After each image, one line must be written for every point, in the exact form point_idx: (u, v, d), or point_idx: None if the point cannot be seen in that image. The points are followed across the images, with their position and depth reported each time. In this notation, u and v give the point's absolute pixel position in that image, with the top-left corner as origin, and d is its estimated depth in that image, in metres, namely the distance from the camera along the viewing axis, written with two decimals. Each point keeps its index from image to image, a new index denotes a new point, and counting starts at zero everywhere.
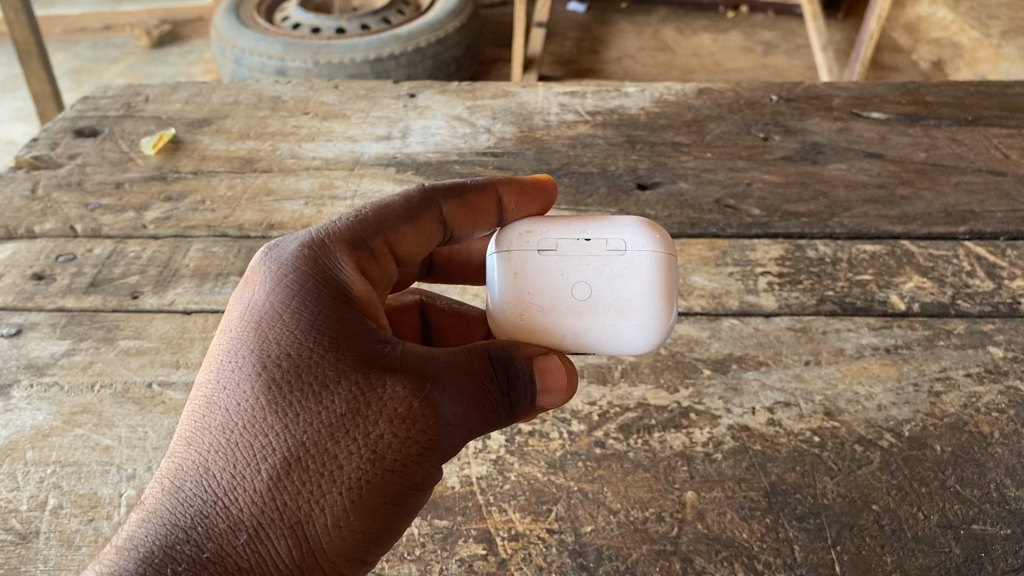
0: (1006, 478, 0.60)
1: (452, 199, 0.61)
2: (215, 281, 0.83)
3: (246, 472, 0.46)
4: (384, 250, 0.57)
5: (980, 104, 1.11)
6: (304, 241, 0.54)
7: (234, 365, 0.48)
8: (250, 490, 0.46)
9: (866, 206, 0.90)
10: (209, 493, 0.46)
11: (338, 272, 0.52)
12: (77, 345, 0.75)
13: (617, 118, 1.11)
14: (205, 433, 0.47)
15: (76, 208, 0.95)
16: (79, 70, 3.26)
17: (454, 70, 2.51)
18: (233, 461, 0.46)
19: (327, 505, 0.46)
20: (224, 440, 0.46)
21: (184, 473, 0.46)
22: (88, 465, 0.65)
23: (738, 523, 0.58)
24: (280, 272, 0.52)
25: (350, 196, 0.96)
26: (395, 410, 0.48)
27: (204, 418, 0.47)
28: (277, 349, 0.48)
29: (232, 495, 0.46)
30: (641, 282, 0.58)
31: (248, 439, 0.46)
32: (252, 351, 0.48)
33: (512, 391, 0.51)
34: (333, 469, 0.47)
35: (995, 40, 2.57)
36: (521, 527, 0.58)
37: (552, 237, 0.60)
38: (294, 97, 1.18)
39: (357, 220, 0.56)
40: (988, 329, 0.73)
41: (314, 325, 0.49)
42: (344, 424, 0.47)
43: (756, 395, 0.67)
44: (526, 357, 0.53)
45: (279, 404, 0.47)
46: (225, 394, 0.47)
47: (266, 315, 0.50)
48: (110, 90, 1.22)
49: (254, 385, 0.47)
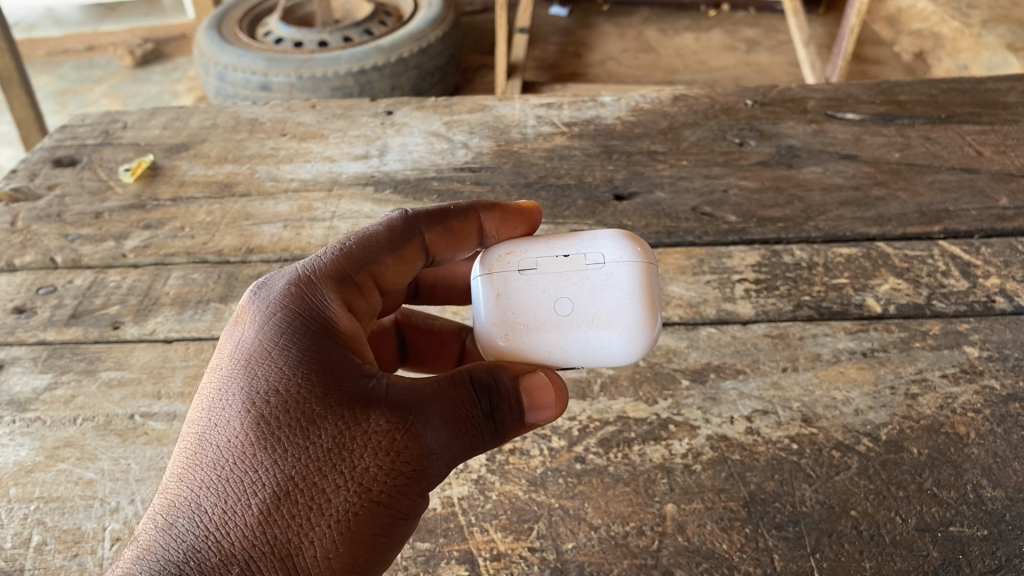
0: (982, 478, 0.61)
1: (434, 227, 0.61)
2: (195, 308, 0.83)
3: (236, 507, 0.46)
4: (368, 283, 0.57)
5: (953, 101, 1.12)
6: (292, 279, 0.55)
7: (224, 404, 0.49)
8: (240, 524, 0.46)
9: (840, 209, 0.91)
10: (201, 527, 0.46)
11: (325, 309, 0.53)
12: (59, 378, 0.76)
13: (593, 129, 1.11)
14: (196, 470, 0.48)
15: (55, 239, 0.95)
16: (63, 92, 3.25)
17: (437, 78, 2.51)
18: (224, 497, 0.47)
19: (316, 537, 0.47)
20: (215, 476, 0.47)
21: (177, 509, 0.47)
22: (71, 500, 0.65)
23: (718, 534, 0.58)
24: (269, 310, 0.53)
25: (329, 217, 0.96)
26: (379, 443, 0.48)
27: (195, 456, 0.48)
28: (265, 386, 0.49)
29: (223, 529, 0.46)
30: (621, 292, 0.58)
31: (238, 474, 0.47)
32: (241, 388, 0.49)
33: (496, 414, 0.52)
34: (321, 502, 0.47)
35: (975, 30, 2.58)
36: (503, 547, 0.58)
37: (532, 257, 0.60)
38: (272, 119, 1.18)
39: (343, 255, 0.57)
40: (963, 329, 0.74)
41: (302, 360, 0.50)
42: (331, 458, 0.48)
43: (734, 404, 0.67)
44: (512, 378, 0.53)
45: (268, 440, 0.47)
46: (215, 432, 0.48)
47: (255, 352, 0.51)
48: (88, 118, 1.22)
49: (243, 422, 0.48)
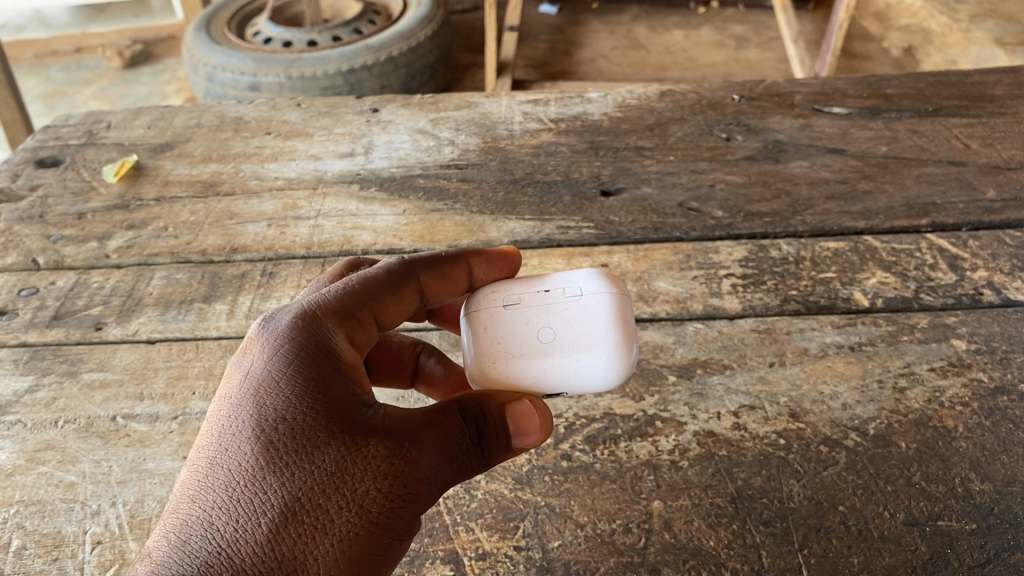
0: (971, 472, 0.60)
1: (430, 270, 0.61)
2: (178, 309, 0.82)
3: (246, 525, 0.45)
4: (370, 319, 0.56)
5: (941, 94, 1.12)
6: (298, 314, 0.54)
7: (234, 430, 0.49)
8: (250, 541, 0.45)
9: (827, 203, 0.91)
10: (212, 544, 0.45)
11: (330, 344, 0.52)
12: (40, 380, 0.75)
13: (580, 125, 1.11)
14: (207, 491, 0.47)
15: (38, 240, 0.94)
16: (50, 94, 3.24)
17: (426, 77, 2.51)
18: (234, 516, 0.46)
19: (320, 555, 0.46)
20: (226, 497, 0.46)
21: (188, 528, 0.46)
22: (51, 503, 0.64)
23: (705, 531, 0.58)
24: (276, 343, 0.52)
25: (313, 215, 0.95)
26: (379, 467, 0.48)
27: (206, 478, 0.47)
28: (274, 413, 0.49)
29: (234, 545, 0.45)
30: (599, 320, 0.58)
31: (249, 495, 0.46)
32: (251, 416, 0.49)
33: (484, 439, 0.51)
34: (325, 521, 0.46)
35: (963, 25, 2.60)
36: (489, 546, 0.58)
37: (512, 293, 0.61)
38: (257, 118, 1.17)
39: (347, 292, 0.56)
40: (951, 322, 0.73)
41: (307, 392, 0.50)
42: (334, 480, 0.47)
43: (721, 400, 0.67)
44: (498, 405, 0.53)
45: (277, 464, 0.47)
46: (225, 456, 0.48)
47: (263, 383, 0.50)
48: (71, 118, 1.21)
49: (253, 447, 0.47)
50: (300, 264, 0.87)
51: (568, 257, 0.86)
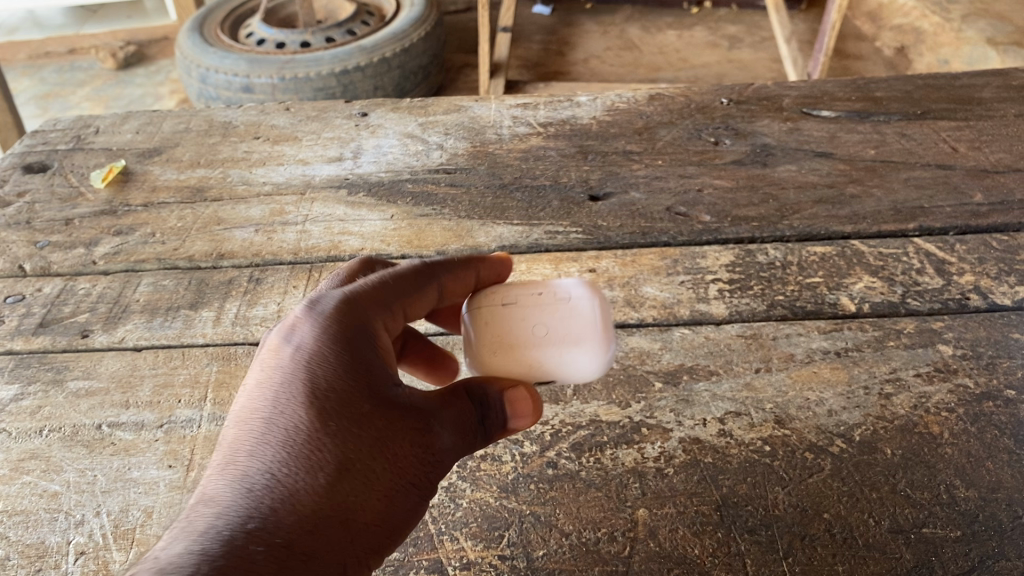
0: (956, 479, 0.60)
1: (451, 273, 0.62)
2: (165, 316, 0.82)
3: (305, 474, 0.45)
4: (401, 312, 0.57)
5: (928, 97, 1.12)
6: (338, 296, 0.54)
7: (283, 394, 0.49)
8: (310, 488, 0.45)
9: (815, 208, 0.91)
10: (277, 488, 0.45)
11: (369, 327, 0.53)
12: (26, 388, 0.75)
13: (569, 129, 1.11)
14: (263, 445, 0.46)
15: (24, 247, 0.94)
16: (41, 97, 3.23)
17: (418, 79, 2.51)
18: (293, 466, 0.46)
19: (366, 508, 0.46)
20: (284, 450, 0.46)
21: (250, 473, 0.45)
22: (35, 513, 0.64)
23: (690, 539, 0.57)
24: (319, 317, 0.53)
25: (302, 220, 0.95)
26: (412, 433, 0.49)
27: (260, 434, 0.47)
28: (323, 378, 0.49)
29: (296, 491, 0.45)
30: (585, 317, 0.58)
31: (305, 449, 0.46)
32: (301, 380, 0.49)
33: (487, 421, 0.54)
34: (371, 476, 0.47)
35: (954, 26, 2.61)
36: (473, 555, 0.57)
37: (502, 293, 0.61)
38: (245, 122, 1.17)
39: (381, 283, 0.57)
40: (938, 327, 0.73)
41: (354, 360, 0.50)
42: (377, 441, 0.48)
43: (707, 406, 0.67)
44: (496, 387, 0.55)
45: (329, 422, 0.47)
46: (278, 416, 0.48)
47: (311, 351, 0.50)
48: (59, 123, 1.21)
49: (305, 409, 0.48)
50: (288, 270, 0.87)
51: (556, 262, 0.86)
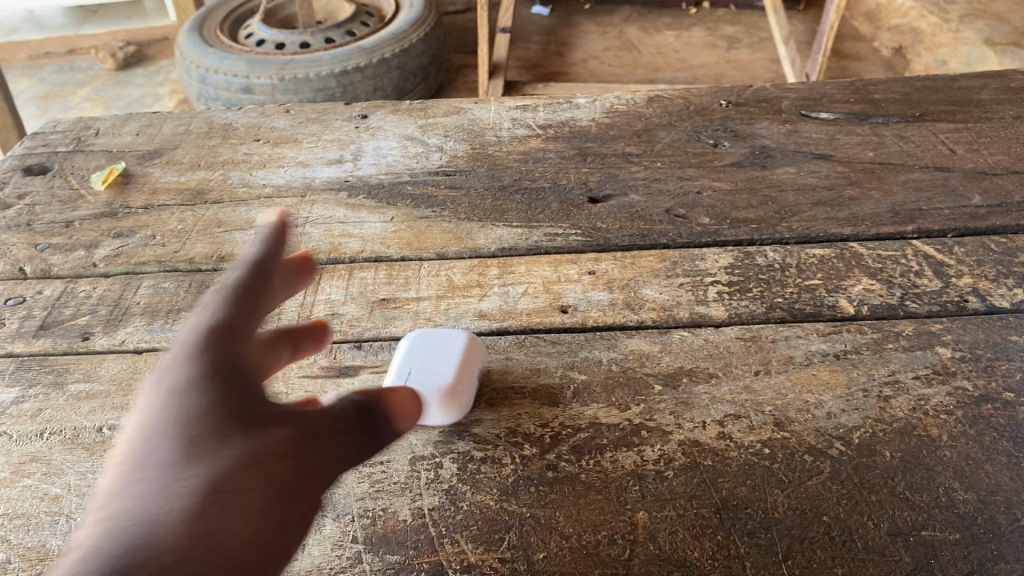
0: (954, 481, 0.60)
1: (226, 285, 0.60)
2: (165, 318, 0.82)
3: (187, 470, 0.42)
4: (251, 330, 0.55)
5: (927, 99, 1.12)
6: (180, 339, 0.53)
7: (160, 419, 0.46)
8: (192, 479, 0.42)
9: (814, 210, 0.91)
10: (160, 486, 0.41)
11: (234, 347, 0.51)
12: (27, 391, 0.75)
13: (568, 131, 1.11)
14: (143, 462, 0.43)
15: (25, 249, 0.94)
16: (40, 98, 3.23)
17: (417, 80, 2.51)
18: (175, 466, 0.42)
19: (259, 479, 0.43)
20: (165, 459, 0.43)
21: (134, 483, 0.42)
22: (36, 516, 0.64)
23: (690, 542, 0.58)
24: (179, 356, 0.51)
25: (302, 222, 0.95)
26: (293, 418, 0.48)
27: (141, 455, 0.44)
28: (193, 397, 0.47)
29: (177, 484, 0.41)
30: None
31: (182, 453, 0.43)
32: (175, 404, 0.47)
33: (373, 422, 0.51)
34: (258, 451, 0.44)
35: (951, 27, 2.61)
36: (474, 558, 0.57)
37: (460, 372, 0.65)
38: (245, 124, 1.17)
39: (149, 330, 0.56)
40: (936, 329, 0.74)
41: (229, 377, 0.49)
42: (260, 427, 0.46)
43: (707, 409, 0.67)
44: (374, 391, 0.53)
45: (203, 425, 0.45)
46: (156, 437, 0.45)
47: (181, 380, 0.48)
48: (59, 125, 1.21)
49: (180, 425, 0.45)
50: None
51: (555, 264, 0.86)
